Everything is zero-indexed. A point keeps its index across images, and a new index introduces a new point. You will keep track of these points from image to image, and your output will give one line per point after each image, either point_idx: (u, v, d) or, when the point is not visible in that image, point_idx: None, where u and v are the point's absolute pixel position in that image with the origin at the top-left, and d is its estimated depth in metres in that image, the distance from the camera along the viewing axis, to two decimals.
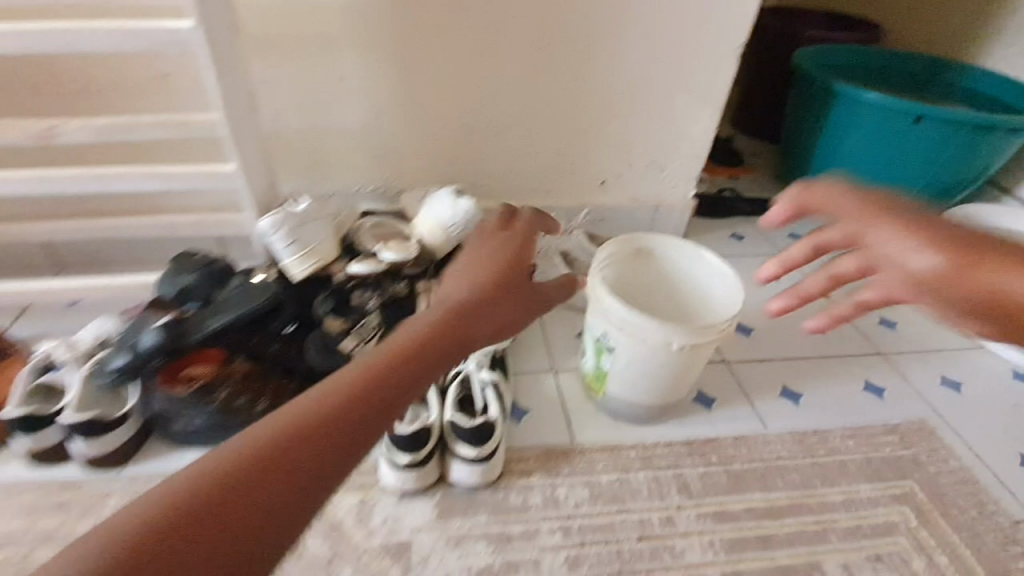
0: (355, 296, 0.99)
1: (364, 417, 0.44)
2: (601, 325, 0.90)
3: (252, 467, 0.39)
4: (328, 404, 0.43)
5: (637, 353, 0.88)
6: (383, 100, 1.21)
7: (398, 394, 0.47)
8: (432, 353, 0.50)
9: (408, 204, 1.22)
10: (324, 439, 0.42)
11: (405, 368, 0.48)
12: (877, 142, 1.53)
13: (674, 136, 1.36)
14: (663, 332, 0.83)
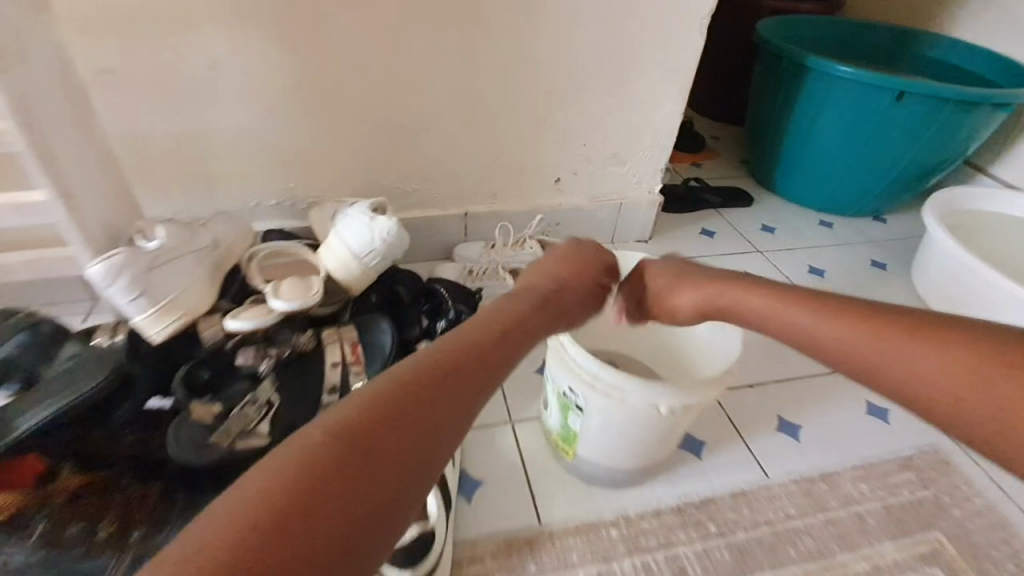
0: (242, 357, 0.73)
1: (422, 429, 0.40)
2: (566, 378, 0.69)
3: (307, 476, 0.35)
4: (382, 407, 0.39)
5: (613, 415, 0.68)
6: (276, 92, 0.94)
7: (447, 402, 0.43)
8: (472, 362, 0.46)
9: (318, 222, 0.97)
10: (379, 455, 0.37)
11: (444, 383, 0.43)
12: (852, 123, 1.39)
13: (637, 124, 1.16)
14: (648, 394, 0.63)
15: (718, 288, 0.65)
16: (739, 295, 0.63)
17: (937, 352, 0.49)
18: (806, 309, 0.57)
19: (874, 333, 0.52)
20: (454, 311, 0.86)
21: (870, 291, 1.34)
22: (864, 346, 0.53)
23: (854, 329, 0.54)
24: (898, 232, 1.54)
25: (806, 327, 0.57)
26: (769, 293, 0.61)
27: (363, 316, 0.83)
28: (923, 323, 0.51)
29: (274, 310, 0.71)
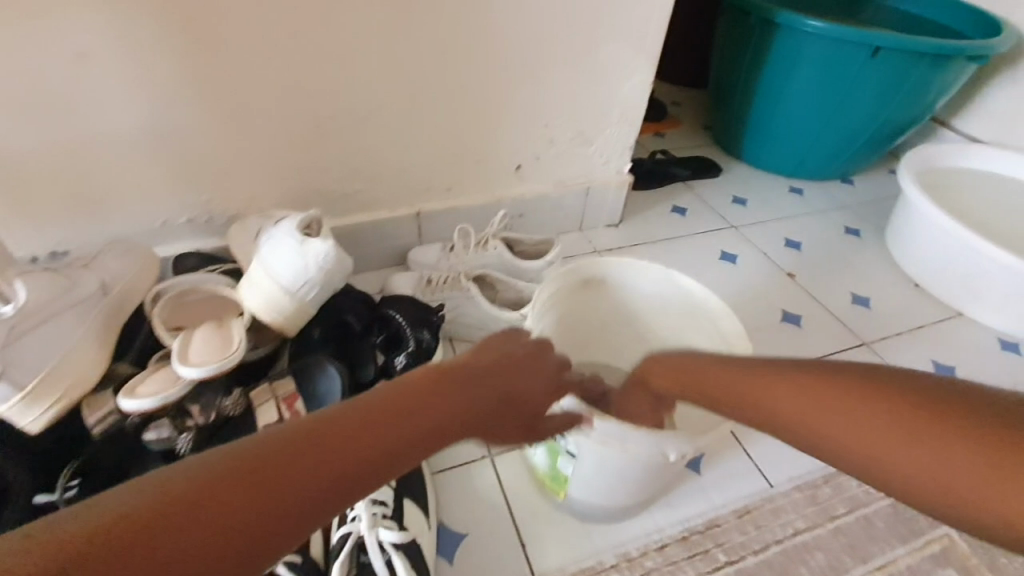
0: (151, 436, 0.58)
1: (381, 442, 0.35)
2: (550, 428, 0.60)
3: (256, 458, 0.31)
4: (339, 419, 0.35)
5: (607, 463, 0.60)
6: (167, 87, 0.75)
7: (419, 425, 0.38)
8: (457, 394, 0.41)
9: (239, 243, 0.80)
10: (333, 457, 0.33)
11: (419, 409, 0.39)
12: (822, 82, 1.31)
13: (603, 99, 1.04)
14: (654, 442, 0.55)
15: (687, 369, 0.54)
16: (709, 374, 0.52)
17: (939, 443, 0.36)
18: (780, 389, 0.45)
19: (859, 416, 0.40)
20: (415, 338, 0.74)
21: (848, 258, 1.27)
22: (849, 434, 0.41)
23: (834, 414, 0.41)
24: (867, 194, 1.50)
25: (783, 413, 0.45)
26: (738, 370, 0.49)
27: (304, 358, 0.69)
28: (911, 401, 0.39)
29: (186, 378, 0.57)
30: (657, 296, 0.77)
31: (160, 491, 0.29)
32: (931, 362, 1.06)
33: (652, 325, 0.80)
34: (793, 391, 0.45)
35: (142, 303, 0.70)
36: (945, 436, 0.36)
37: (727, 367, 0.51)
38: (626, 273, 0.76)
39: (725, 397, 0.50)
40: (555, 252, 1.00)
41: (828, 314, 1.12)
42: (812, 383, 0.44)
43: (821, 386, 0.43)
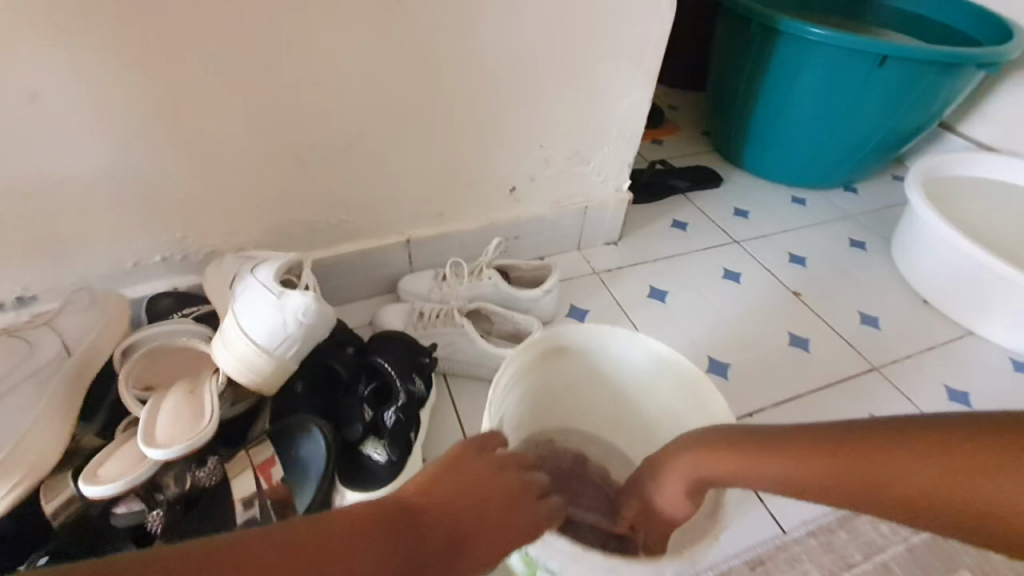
0: (121, 511, 0.55)
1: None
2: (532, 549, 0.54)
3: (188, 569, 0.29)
4: (284, 539, 0.33)
5: None
6: (133, 123, 0.70)
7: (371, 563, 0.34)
8: (418, 539, 0.37)
9: (215, 285, 0.75)
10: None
11: (376, 544, 0.35)
12: (825, 92, 1.26)
13: (600, 118, 0.99)
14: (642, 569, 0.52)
15: (703, 456, 0.50)
16: (727, 459, 0.49)
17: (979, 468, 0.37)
18: (814, 461, 0.44)
19: (903, 463, 0.40)
20: (405, 390, 0.69)
21: (854, 275, 1.23)
22: (907, 485, 0.40)
23: (880, 468, 0.41)
24: (872, 203, 1.46)
25: (828, 482, 0.43)
26: (761, 449, 0.47)
27: (287, 417, 0.64)
28: (927, 432, 0.41)
29: (152, 460, 0.53)
30: (639, 363, 0.71)
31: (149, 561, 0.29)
32: (945, 388, 1.02)
33: (626, 389, 0.74)
34: (827, 456, 0.43)
35: (111, 359, 0.65)
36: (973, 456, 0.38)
37: (748, 447, 0.48)
38: (603, 339, 0.69)
39: (762, 478, 0.47)
40: (553, 280, 0.95)
41: (836, 336, 1.08)
42: (841, 444, 0.43)
43: (849, 445, 0.43)
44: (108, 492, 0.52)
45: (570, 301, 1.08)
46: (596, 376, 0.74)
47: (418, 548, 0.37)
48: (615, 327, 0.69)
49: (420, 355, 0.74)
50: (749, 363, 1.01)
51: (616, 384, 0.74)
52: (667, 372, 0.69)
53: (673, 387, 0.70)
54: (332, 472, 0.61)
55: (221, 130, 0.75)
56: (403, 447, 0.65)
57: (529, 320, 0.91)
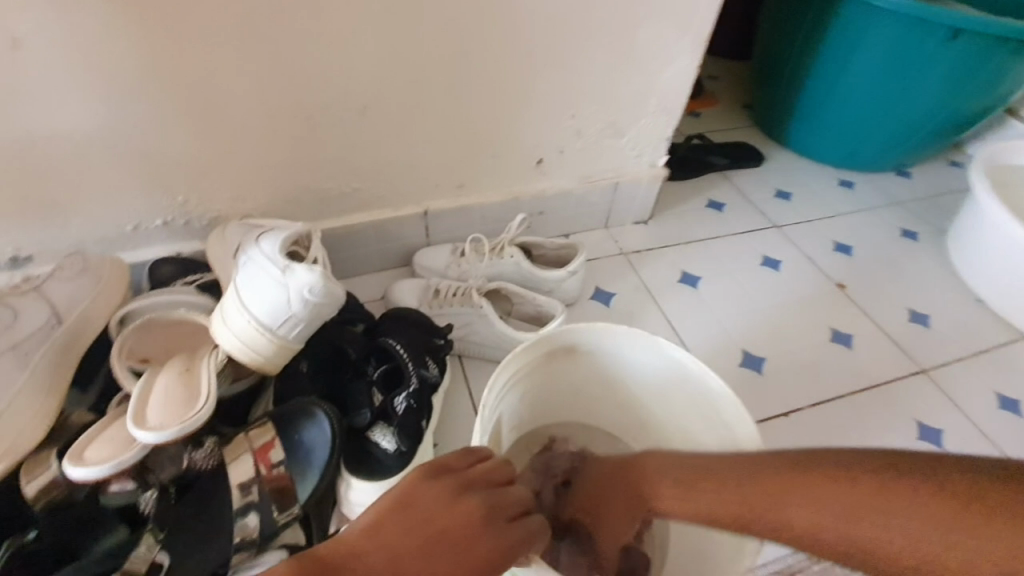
0: (112, 490, 0.52)
1: None
2: None
3: None
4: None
5: None
6: (130, 73, 0.64)
7: None
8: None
9: (217, 253, 0.70)
10: None
11: None
12: (885, 67, 1.15)
13: (640, 87, 0.90)
14: None
15: (657, 482, 0.49)
16: (685, 486, 0.47)
17: (936, 512, 0.37)
18: (770, 492, 0.43)
19: (860, 509, 0.40)
20: (417, 374, 0.64)
21: (903, 267, 1.14)
22: (850, 527, 0.40)
23: (834, 501, 0.41)
24: (925, 190, 1.35)
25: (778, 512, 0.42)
26: (720, 480, 0.46)
27: (292, 398, 0.60)
28: (857, 464, 0.42)
29: (138, 443, 0.49)
30: (658, 371, 0.63)
31: None
32: (997, 395, 0.94)
33: (641, 398, 0.66)
34: (779, 486, 0.43)
35: (106, 327, 0.63)
36: (929, 502, 0.38)
37: (707, 477, 0.47)
38: (615, 341, 0.61)
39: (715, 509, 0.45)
40: (579, 261, 0.88)
41: (881, 332, 1.00)
42: (799, 477, 0.43)
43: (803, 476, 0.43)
44: (96, 475, 0.48)
45: (595, 283, 1.01)
46: (606, 382, 0.66)
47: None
48: (631, 328, 0.61)
49: (434, 338, 0.69)
50: (785, 359, 0.94)
51: (628, 391, 0.66)
52: (688, 382, 0.61)
53: (693, 399, 0.62)
54: (337, 459, 0.57)
55: (224, 87, 0.69)
56: (414, 437, 0.60)
57: (552, 303, 0.85)
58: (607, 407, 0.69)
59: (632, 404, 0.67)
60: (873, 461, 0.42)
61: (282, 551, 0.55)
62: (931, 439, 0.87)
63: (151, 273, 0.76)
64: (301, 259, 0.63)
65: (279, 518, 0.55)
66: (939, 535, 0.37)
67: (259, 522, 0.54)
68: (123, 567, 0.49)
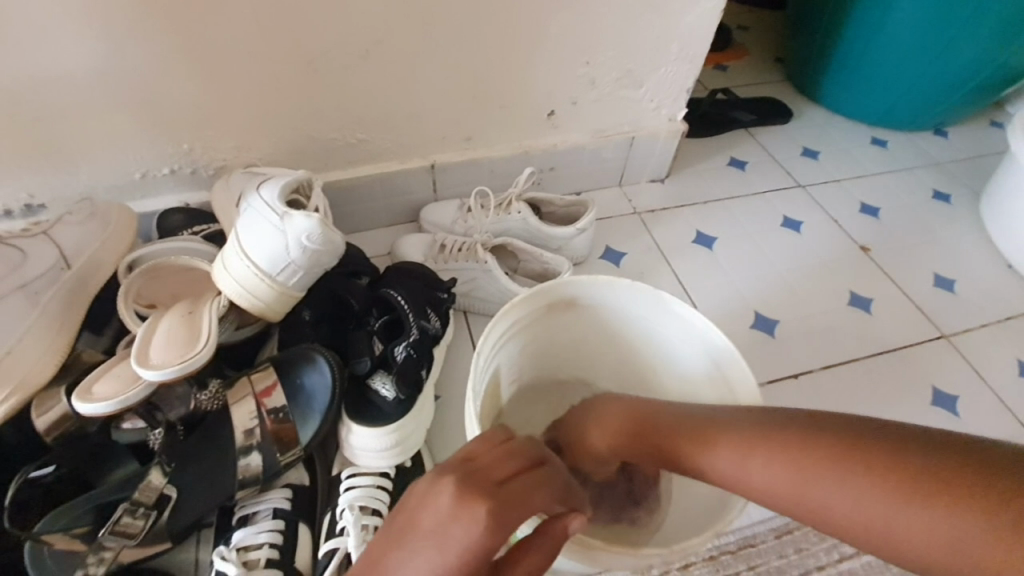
0: (125, 427, 0.55)
1: None
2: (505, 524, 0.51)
3: None
4: None
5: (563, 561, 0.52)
6: (128, 12, 0.63)
7: None
8: None
9: (221, 203, 0.70)
10: None
11: None
12: (930, 16, 1.06)
13: (660, 31, 0.85)
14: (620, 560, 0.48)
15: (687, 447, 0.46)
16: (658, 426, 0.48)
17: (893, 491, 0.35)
18: (732, 443, 0.43)
19: (814, 473, 0.39)
20: (418, 325, 0.64)
21: (935, 231, 1.08)
22: (892, 520, 0.36)
23: (789, 463, 0.40)
24: (965, 150, 1.27)
25: (732, 462, 0.43)
26: (689, 426, 0.46)
27: (292, 346, 0.61)
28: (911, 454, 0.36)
29: (144, 381, 0.51)
30: (662, 327, 0.61)
31: None
32: (1020, 363, 0.90)
33: (644, 356, 0.65)
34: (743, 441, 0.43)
35: (116, 273, 0.65)
36: (888, 477, 0.36)
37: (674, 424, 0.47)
38: (618, 294, 0.60)
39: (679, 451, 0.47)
40: (588, 218, 0.86)
41: (903, 297, 0.97)
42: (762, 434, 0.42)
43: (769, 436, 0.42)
44: (102, 411, 0.50)
45: (606, 241, 0.99)
46: (609, 338, 0.65)
47: None
48: (636, 282, 0.59)
49: (437, 291, 0.69)
50: (800, 322, 0.91)
51: (631, 348, 0.65)
52: (691, 339, 0.59)
53: (695, 357, 0.60)
54: (338, 404, 0.58)
55: (226, 30, 0.67)
56: (412, 386, 0.61)
57: (559, 261, 0.83)
58: (609, 363, 0.68)
59: (635, 361, 0.66)
60: (844, 429, 0.39)
61: (286, 490, 0.59)
62: (947, 406, 0.84)
63: (160, 222, 0.77)
64: (302, 207, 0.63)
65: (281, 459, 0.57)
66: (889, 513, 0.36)
67: (263, 462, 0.56)
68: (134, 497, 0.51)
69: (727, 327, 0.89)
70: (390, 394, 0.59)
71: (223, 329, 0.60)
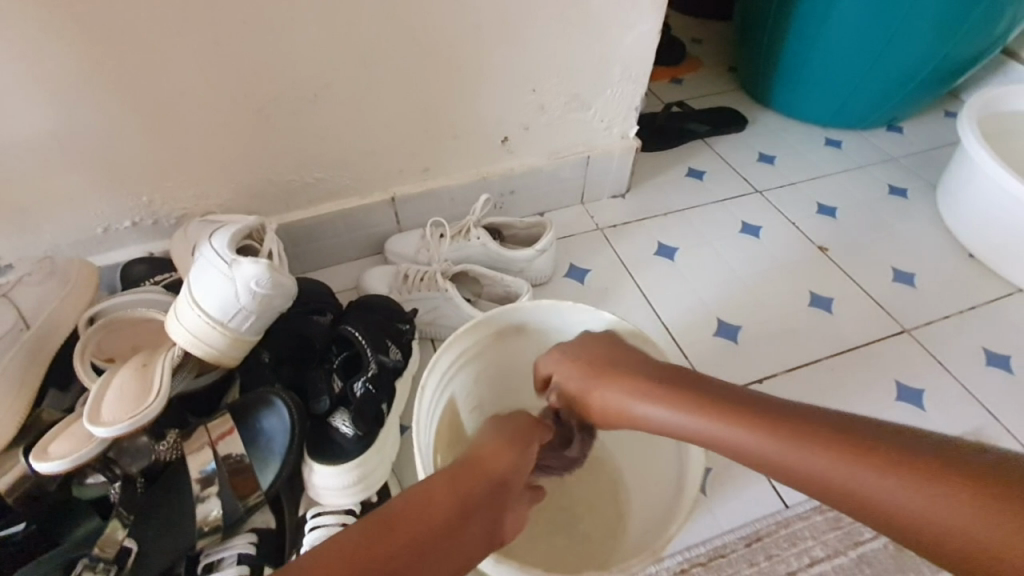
0: (89, 482, 0.56)
1: (419, 512, 0.42)
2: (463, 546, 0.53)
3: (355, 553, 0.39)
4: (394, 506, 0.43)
5: None
6: (75, 77, 0.65)
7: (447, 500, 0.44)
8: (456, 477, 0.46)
9: (180, 253, 0.72)
10: (395, 538, 0.40)
11: (433, 495, 0.44)
12: (866, 23, 1.11)
13: (601, 56, 0.88)
14: None
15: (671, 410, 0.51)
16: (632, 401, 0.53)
17: (899, 477, 0.41)
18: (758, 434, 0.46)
19: (829, 462, 0.43)
20: (377, 360, 0.65)
21: (893, 226, 1.11)
22: (890, 491, 0.41)
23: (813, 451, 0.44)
24: (917, 144, 1.30)
25: (739, 439, 0.47)
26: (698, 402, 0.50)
27: (251, 391, 0.62)
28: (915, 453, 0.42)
29: (98, 440, 0.54)
30: None
31: (351, 537, 0.40)
32: (983, 350, 0.92)
33: None
34: (766, 423, 0.46)
35: (76, 328, 0.66)
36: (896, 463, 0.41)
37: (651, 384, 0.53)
38: (561, 317, 0.63)
39: (691, 430, 0.50)
40: (547, 239, 0.88)
41: (863, 294, 0.98)
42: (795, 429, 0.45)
43: (790, 420, 0.46)
44: (58, 469, 0.52)
45: (569, 259, 1.01)
46: None
47: (458, 475, 0.46)
48: (577, 303, 0.62)
49: (397, 323, 0.70)
50: (763, 326, 0.93)
51: None
52: None
53: None
54: (297, 446, 0.59)
55: (173, 86, 0.70)
56: (371, 421, 0.62)
57: (518, 282, 0.85)
58: None
59: None
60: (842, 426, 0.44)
61: (252, 536, 0.58)
62: (912, 400, 0.86)
63: (124, 275, 0.78)
64: (255, 253, 0.65)
65: (242, 505, 0.58)
66: (891, 493, 0.41)
67: (223, 509, 0.57)
68: (94, 553, 0.52)
69: (690, 336, 0.91)
70: (349, 430, 0.61)
71: (181, 378, 0.61)
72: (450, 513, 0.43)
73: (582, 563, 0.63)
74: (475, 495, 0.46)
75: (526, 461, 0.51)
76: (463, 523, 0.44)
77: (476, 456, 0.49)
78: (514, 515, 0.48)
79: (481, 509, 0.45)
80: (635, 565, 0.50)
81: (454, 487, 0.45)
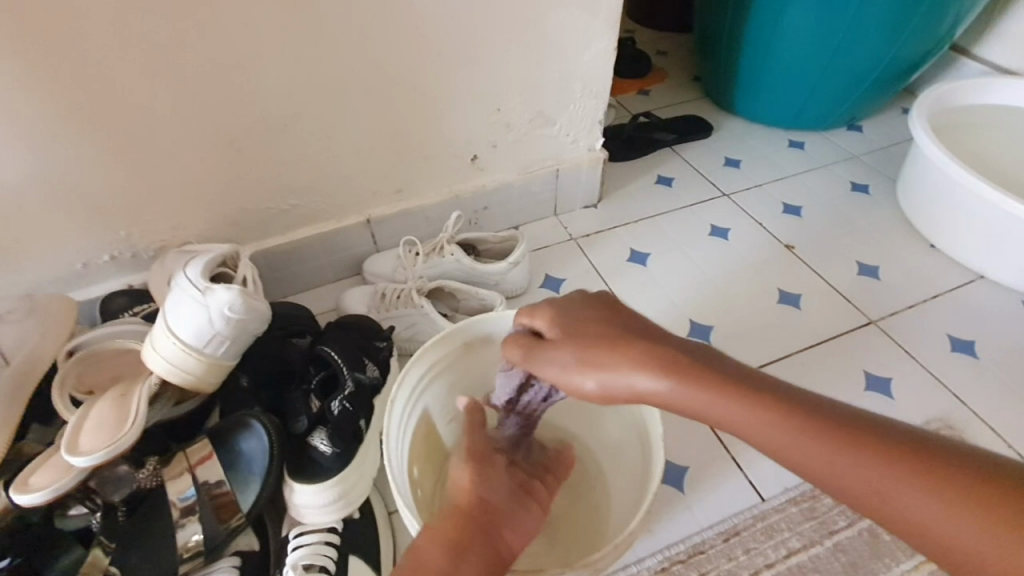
0: (72, 513, 0.58)
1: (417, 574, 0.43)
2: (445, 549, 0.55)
3: None
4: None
5: None
6: (49, 120, 0.67)
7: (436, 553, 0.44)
8: (438, 529, 0.47)
9: (159, 284, 0.74)
10: None
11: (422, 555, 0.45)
12: (816, 29, 1.16)
13: (562, 73, 0.91)
14: None
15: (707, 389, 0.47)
16: (656, 384, 0.48)
17: (928, 490, 0.41)
18: (800, 434, 0.44)
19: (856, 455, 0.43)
20: (353, 378, 0.66)
21: (857, 221, 1.15)
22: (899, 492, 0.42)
23: (854, 457, 0.43)
24: (877, 141, 1.35)
25: (794, 442, 0.45)
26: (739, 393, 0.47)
27: (229, 415, 0.63)
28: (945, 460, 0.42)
29: (77, 470, 0.55)
30: None
31: None
32: (949, 337, 0.95)
33: None
34: (812, 426, 0.45)
35: (55, 362, 0.68)
36: (985, 519, 0.39)
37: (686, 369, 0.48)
38: None
39: (726, 417, 0.47)
40: (519, 251, 0.91)
41: (831, 289, 1.01)
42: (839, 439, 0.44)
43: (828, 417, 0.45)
44: (39, 500, 0.53)
45: (544, 270, 1.03)
46: None
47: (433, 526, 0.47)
48: None
49: (374, 341, 0.72)
50: (734, 325, 0.95)
51: None
52: None
53: None
54: (275, 467, 0.60)
55: (144, 122, 0.72)
56: (349, 437, 0.63)
57: (493, 295, 0.87)
58: None
59: None
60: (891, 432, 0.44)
61: (235, 558, 0.59)
62: (881, 389, 0.88)
63: (104, 308, 0.80)
64: (230, 279, 0.67)
65: (224, 527, 0.58)
66: (895, 491, 0.42)
67: (204, 534, 0.58)
68: None
69: None
70: (326, 448, 0.62)
71: (161, 406, 0.63)
72: (438, 558, 0.44)
73: (555, 565, 0.65)
74: (463, 535, 0.46)
75: (494, 477, 0.53)
76: (459, 564, 0.44)
77: (452, 500, 0.50)
78: (517, 529, 0.49)
79: (469, 538, 0.46)
80: (600, 560, 0.53)
81: (434, 541, 0.46)
